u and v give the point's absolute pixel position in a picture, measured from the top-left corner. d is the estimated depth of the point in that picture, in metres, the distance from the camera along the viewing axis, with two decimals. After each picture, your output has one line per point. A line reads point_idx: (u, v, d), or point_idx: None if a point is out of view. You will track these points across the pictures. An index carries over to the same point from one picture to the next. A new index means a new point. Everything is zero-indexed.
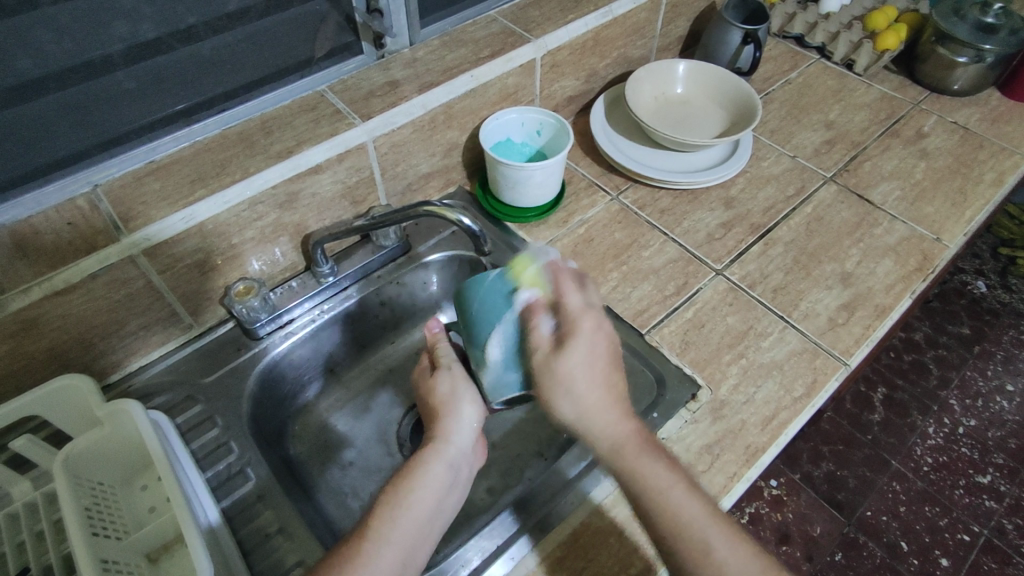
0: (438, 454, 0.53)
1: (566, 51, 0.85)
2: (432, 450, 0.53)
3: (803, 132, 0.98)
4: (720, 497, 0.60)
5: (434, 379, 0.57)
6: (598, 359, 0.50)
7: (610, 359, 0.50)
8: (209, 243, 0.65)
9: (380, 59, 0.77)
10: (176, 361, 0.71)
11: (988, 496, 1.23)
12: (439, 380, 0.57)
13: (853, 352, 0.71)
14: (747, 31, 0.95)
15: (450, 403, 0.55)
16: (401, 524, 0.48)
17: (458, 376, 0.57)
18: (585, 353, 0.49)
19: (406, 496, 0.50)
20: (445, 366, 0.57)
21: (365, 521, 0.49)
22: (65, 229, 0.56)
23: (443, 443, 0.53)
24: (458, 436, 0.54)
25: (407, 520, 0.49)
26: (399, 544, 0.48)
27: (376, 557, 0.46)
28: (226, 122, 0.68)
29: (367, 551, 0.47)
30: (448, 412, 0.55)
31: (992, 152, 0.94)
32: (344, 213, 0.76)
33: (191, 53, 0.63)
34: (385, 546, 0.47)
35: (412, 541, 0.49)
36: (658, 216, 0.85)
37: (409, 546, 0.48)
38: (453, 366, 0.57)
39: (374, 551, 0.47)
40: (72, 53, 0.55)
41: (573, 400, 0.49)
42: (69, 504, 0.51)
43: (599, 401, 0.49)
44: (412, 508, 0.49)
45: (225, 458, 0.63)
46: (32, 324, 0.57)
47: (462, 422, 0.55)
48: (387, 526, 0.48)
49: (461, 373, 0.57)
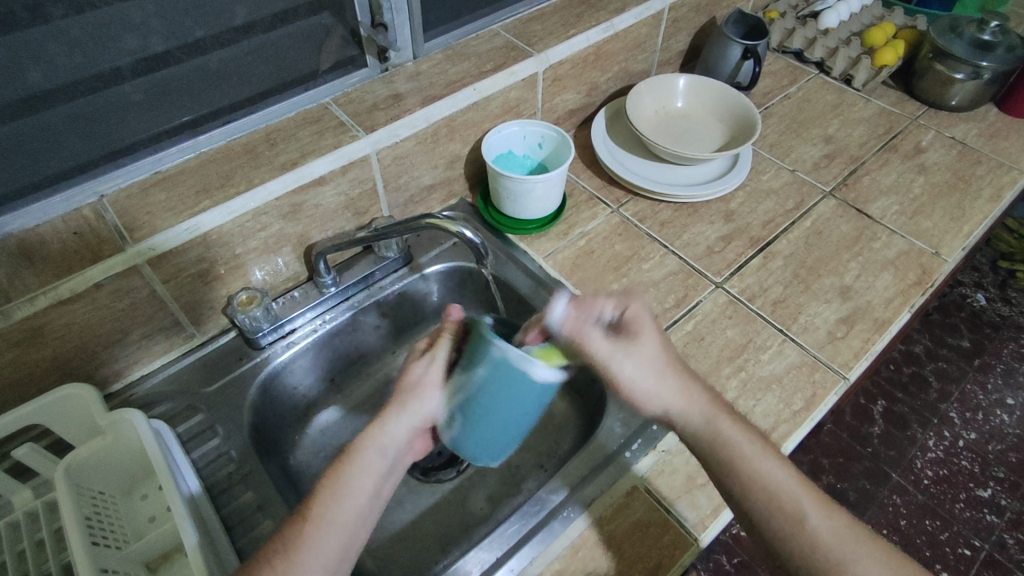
0: (374, 438, 0.51)
1: (568, 64, 0.86)
2: (374, 437, 0.51)
3: (802, 146, 0.99)
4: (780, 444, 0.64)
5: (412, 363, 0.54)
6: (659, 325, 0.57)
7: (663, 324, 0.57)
8: (213, 253, 0.66)
9: (384, 72, 0.78)
10: (178, 370, 0.71)
11: (990, 510, 1.21)
12: (417, 365, 0.54)
13: (852, 366, 0.71)
14: (746, 47, 0.96)
15: (416, 389, 0.52)
16: (341, 510, 0.48)
17: (434, 375, 0.53)
18: (653, 321, 0.56)
19: (345, 483, 0.49)
20: (430, 357, 0.53)
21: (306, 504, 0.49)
22: (71, 237, 0.57)
23: (380, 429, 0.51)
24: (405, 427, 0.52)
25: (345, 508, 0.49)
26: (339, 531, 0.48)
27: (312, 544, 0.47)
28: (231, 134, 0.69)
29: (305, 537, 0.47)
30: (407, 402, 0.52)
31: (990, 167, 0.95)
32: (346, 224, 0.77)
33: (199, 65, 0.64)
34: (323, 533, 0.48)
35: (349, 527, 0.48)
36: (659, 229, 0.86)
37: (347, 535, 0.48)
38: (437, 360, 0.53)
39: (312, 538, 0.47)
40: (81, 65, 0.56)
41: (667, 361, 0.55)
42: (69, 514, 0.51)
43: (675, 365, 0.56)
44: (351, 496, 0.49)
45: (226, 468, 0.64)
46: (37, 332, 0.58)
47: (406, 413, 0.52)
48: (325, 510, 0.48)
49: (443, 368, 0.52)
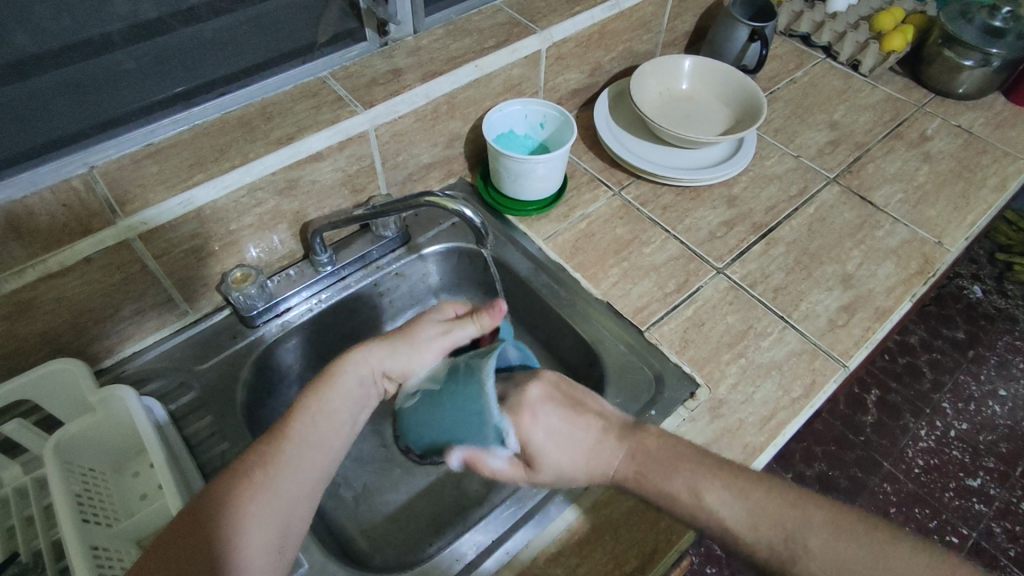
0: (358, 368, 0.53)
1: (572, 42, 0.84)
2: (356, 365, 0.53)
3: (807, 132, 0.97)
4: (749, 461, 0.62)
5: (420, 320, 0.56)
6: (553, 423, 0.50)
7: (560, 410, 0.51)
8: (206, 229, 0.64)
9: (383, 46, 0.76)
10: (170, 347, 0.70)
11: (978, 499, 1.23)
12: (430, 328, 0.56)
13: (853, 353, 0.71)
14: (753, 28, 0.94)
15: (414, 342, 0.55)
16: (319, 429, 0.50)
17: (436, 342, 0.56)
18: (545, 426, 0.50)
19: (326, 403, 0.51)
20: (446, 330, 0.56)
21: (286, 421, 0.50)
22: (60, 210, 0.55)
23: (365, 360, 0.54)
24: (385, 363, 0.54)
25: (326, 426, 0.51)
26: (317, 448, 0.50)
27: (292, 458, 0.48)
28: (225, 106, 0.67)
29: (286, 451, 0.48)
30: (398, 345, 0.55)
31: (995, 157, 0.94)
32: (343, 202, 0.75)
33: (192, 34, 0.63)
34: (301, 447, 0.49)
35: (324, 444, 0.50)
36: (661, 213, 0.85)
37: (322, 456, 0.50)
38: (447, 334, 0.56)
39: (291, 452, 0.48)
40: (69, 30, 0.55)
41: (577, 457, 0.51)
42: (58, 490, 0.50)
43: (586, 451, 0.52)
44: (331, 415, 0.51)
45: (219, 446, 0.63)
46: (25, 306, 0.57)
47: (395, 355, 0.54)
48: (306, 429, 0.50)
49: (445, 340, 0.56)
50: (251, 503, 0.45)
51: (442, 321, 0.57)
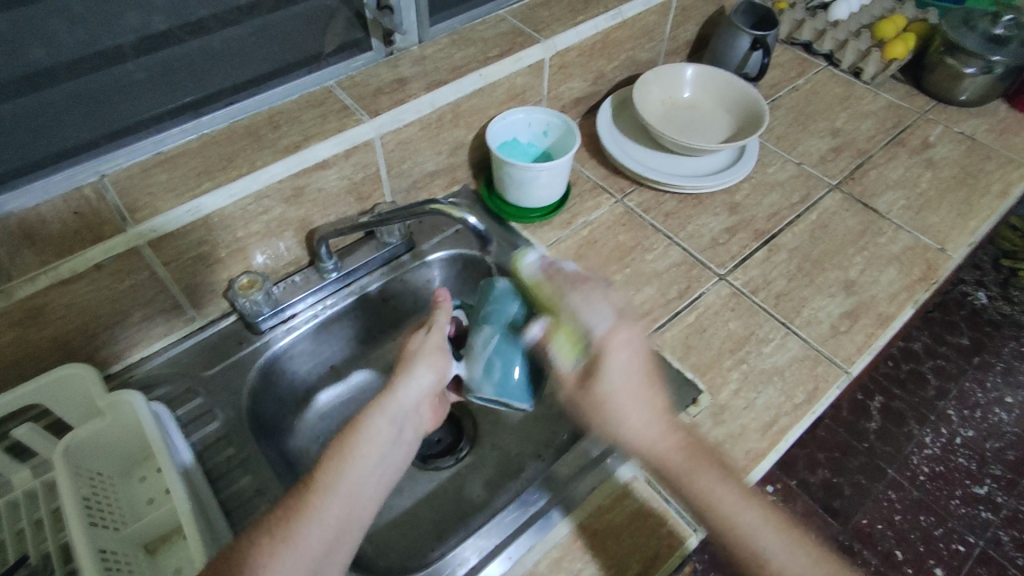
0: (383, 408, 0.54)
1: (575, 51, 0.85)
2: (378, 406, 0.54)
3: (809, 139, 0.98)
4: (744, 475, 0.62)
5: (411, 338, 0.61)
6: (625, 379, 0.57)
7: (635, 377, 0.57)
8: (214, 236, 0.65)
9: (389, 55, 0.77)
10: (178, 353, 0.71)
11: (984, 507, 1.22)
12: (415, 338, 0.61)
13: (855, 360, 0.71)
14: (755, 37, 0.95)
15: (414, 359, 0.59)
16: (348, 477, 0.50)
17: (431, 346, 0.60)
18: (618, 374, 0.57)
19: (353, 450, 0.51)
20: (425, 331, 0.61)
21: (313, 472, 0.50)
22: (71, 217, 0.57)
23: (387, 399, 0.55)
24: (404, 394, 0.56)
25: (354, 473, 0.50)
26: (346, 496, 0.49)
27: (323, 510, 0.48)
28: (236, 115, 0.67)
29: (314, 505, 0.48)
30: (409, 370, 0.58)
31: (999, 163, 0.95)
32: (349, 209, 0.76)
33: (200, 45, 0.68)
34: (331, 498, 0.49)
35: (356, 489, 0.50)
36: (663, 220, 0.86)
37: (354, 501, 0.49)
38: (432, 334, 0.60)
39: (320, 504, 0.48)
40: (84, 42, 0.59)
41: (622, 416, 0.57)
42: (67, 493, 0.51)
43: (638, 414, 0.57)
44: (359, 461, 0.51)
45: (225, 451, 0.64)
46: (38, 312, 0.57)
47: (409, 379, 0.57)
48: (334, 479, 0.49)
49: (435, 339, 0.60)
50: (279, 559, 0.45)
51: (422, 329, 0.61)
